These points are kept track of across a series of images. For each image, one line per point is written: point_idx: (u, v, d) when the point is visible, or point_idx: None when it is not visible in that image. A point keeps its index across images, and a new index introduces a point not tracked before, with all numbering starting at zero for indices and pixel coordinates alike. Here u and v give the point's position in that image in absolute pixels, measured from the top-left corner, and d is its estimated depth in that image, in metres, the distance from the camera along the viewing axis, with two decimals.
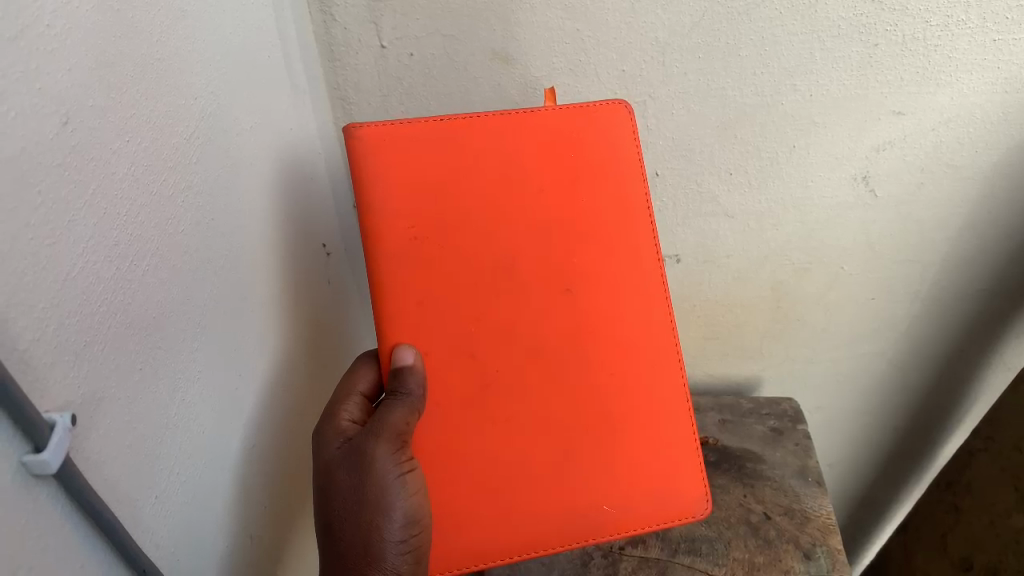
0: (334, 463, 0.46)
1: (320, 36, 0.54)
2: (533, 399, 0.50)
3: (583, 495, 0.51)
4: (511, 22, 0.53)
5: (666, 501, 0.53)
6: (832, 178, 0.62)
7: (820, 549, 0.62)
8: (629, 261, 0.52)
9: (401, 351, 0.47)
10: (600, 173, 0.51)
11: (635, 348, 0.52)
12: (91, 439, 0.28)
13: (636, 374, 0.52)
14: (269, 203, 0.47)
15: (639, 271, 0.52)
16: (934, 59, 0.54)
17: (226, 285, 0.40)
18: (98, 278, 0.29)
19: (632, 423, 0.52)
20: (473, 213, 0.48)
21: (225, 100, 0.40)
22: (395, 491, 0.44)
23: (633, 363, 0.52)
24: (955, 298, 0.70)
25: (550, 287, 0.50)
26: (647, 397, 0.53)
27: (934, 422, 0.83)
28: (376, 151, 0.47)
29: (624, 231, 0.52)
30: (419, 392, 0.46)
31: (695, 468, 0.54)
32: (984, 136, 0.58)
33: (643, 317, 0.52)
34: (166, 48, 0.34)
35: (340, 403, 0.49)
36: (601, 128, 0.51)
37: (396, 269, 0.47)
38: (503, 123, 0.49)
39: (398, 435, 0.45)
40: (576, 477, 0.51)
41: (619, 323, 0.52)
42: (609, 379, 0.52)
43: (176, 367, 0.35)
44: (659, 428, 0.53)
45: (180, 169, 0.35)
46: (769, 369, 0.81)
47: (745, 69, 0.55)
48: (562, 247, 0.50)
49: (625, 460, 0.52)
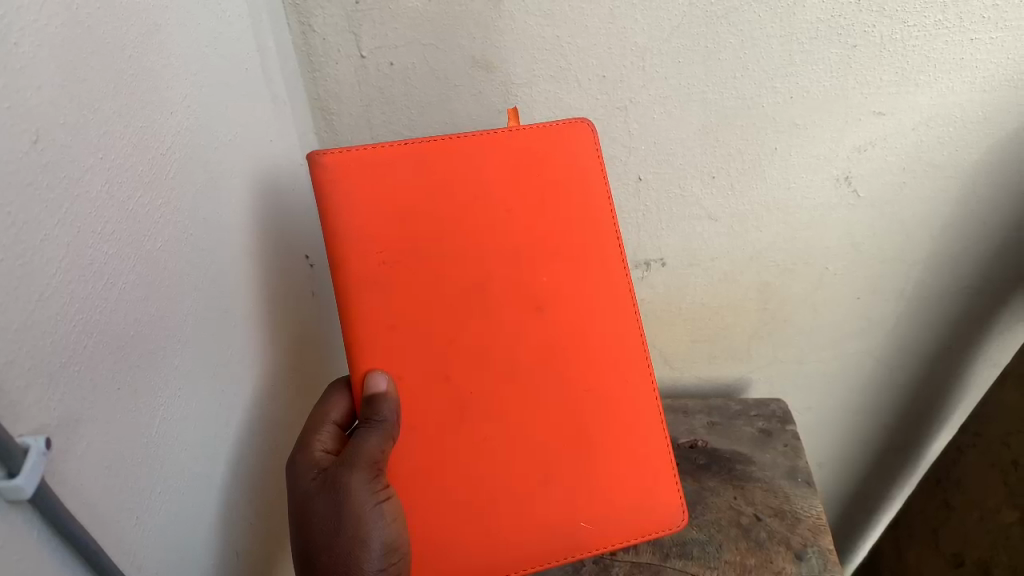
0: (309, 493, 0.45)
1: (300, 47, 0.54)
2: (510, 419, 0.50)
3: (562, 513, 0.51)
4: (491, 30, 0.53)
5: (644, 514, 0.53)
6: (816, 178, 0.63)
7: (811, 549, 0.62)
8: (600, 277, 0.52)
9: (374, 378, 0.47)
10: (569, 191, 0.51)
11: (608, 363, 0.52)
12: (68, 462, 0.28)
13: (612, 388, 0.52)
14: (248, 216, 0.46)
15: (611, 286, 0.52)
16: (913, 58, 0.55)
17: (206, 300, 0.40)
18: (72, 301, 0.28)
19: (607, 439, 0.52)
20: (442, 236, 0.48)
21: (202, 114, 0.40)
22: (372, 520, 0.44)
23: (608, 377, 0.52)
24: (942, 296, 0.71)
25: (523, 306, 0.50)
26: (621, 412, 0.53)
27: (923, 418, 0.84)
28: (341, 178, 0.46)
29: (592, 247, 0.52)
30: (393, 419, 0.46)
31: (671, 480, 0.54)
32: (965, 134, 0.59)
33: (616, 332, 0.52)
34: (141, 63, 0.34)
35: (312, 433, 0.48)
36: (567, 146, 0.51)
37: (366, 295, 0.47)
38: (469, 144, 0.49)
39: (373, 463, 0.45)
40: (555, 493, 0.51)
41: (592, 339, 0.52)
42: (582, 397, 0.51)
43: (155, 386, 0.34)
44: (634, 442, 0.53)
45: (156, 184, 0.35)
46: (757, 370, 0.81)
47: (725, 72, 0.55)
48: (531, 265, 0.50)
49: (604, 473, 0.52)
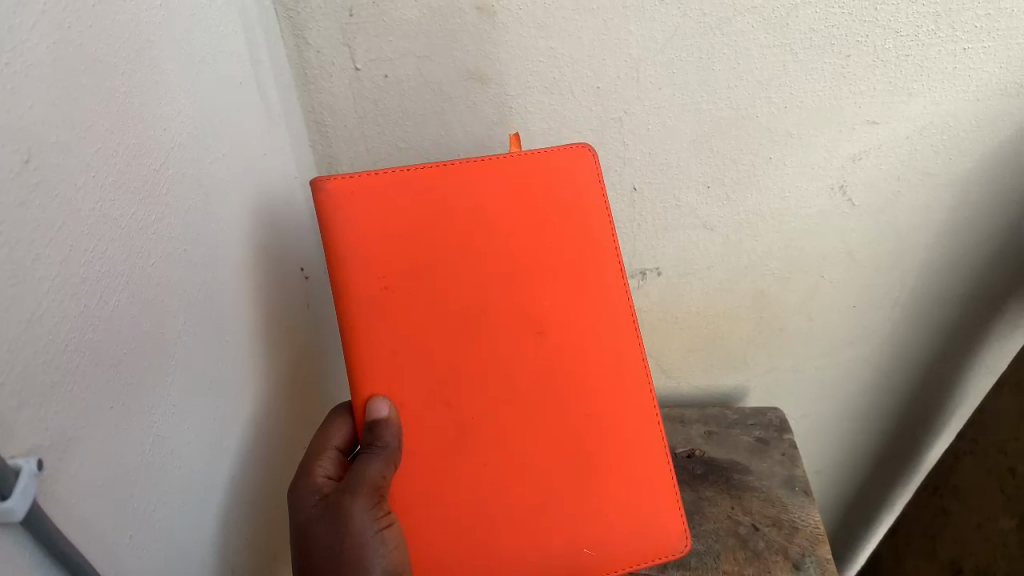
0: (311, 519, 0.45)
1: (294, 60, 0.54)
2: (510, 442, 0.50)
3: (563, 537, 0.50)
4: (486, 43, 0.53)
5: (646, 538, 0.53)
6: (810, 188, 0.63)
7: (808, 559, 0.63)
8: (600, 299, 0.52)
9: (376, 404, 0.47)
10: (569, 213, 0.51)
11: (608, 385, 0.52)
12: (61, 481, 0.28)
13: (613, 411, 0.52)
14: (243, 230, 0.46)
15: (610, 308, 0.52)
16: (906, 68, 0.55)
17: (200, 315, 0.40)
18: (65, 319, 0.28)
19: (608, 461, 0.52)
20: (441, 260, 0.48)
21: (195, 129, 0.40)
22: (373, 546, 0.44)
23: (609, 400, 0.52)
24: (937, 303, 0.71)
25: (522, 328, 0.50)
26: (622, 433, 0.52)
27: (920, 425, 0.84)
28: (342, 204, 0.47)
29: (592, 269, 0.52)
30: (395, 445, 0.46)
31: (673, 503, 0.54)
32: (958, 142, 0.59)
33: (616, 353, 0.52)
34: (133, 80, 0.34)
35: (314, 459, 0.48)
36: (565, 166, 0.51)
37: (367, 319, 0.47)
38: (468, 168, 0.49)
39: (375, 489, 0.45)
40: (556, 516, 0.50)
41: (593, 360, 0.52)
42: (582, 420, 0.51)
43: (149, 402, 0.34)
44: (635, 465, 0.53)
45: (150, 202, 0.35)
46: (755, 378, 0.81)
47: (719, 83, 0.55)
48: (530, 288, 0.50)
49: (605, 494, 0.52)
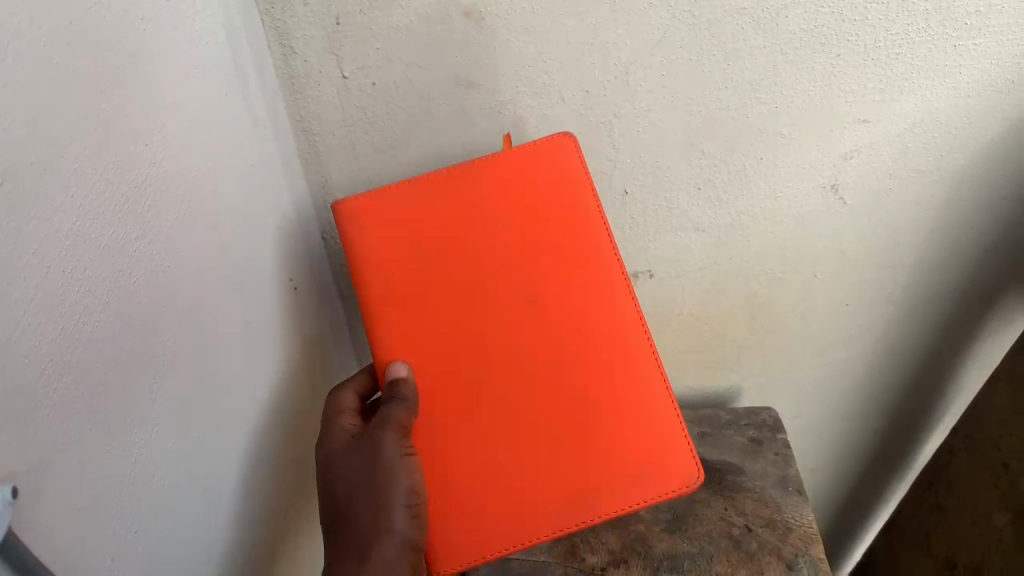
0: (341, 452, 0.51)
1: (280, 69, 0.53)
2: (518, 399, 0.53)
3: (575, 483, 0.52)
4: (475, 49, 0.53)
5: (654, 474, 0.53)
6: (802, 187, 0.63)
7: (802, 560, 0.63)
8: (589, 257, 0.54)
9: (396, 365, 0.52)
10: (551, 183, 0.54)
11: (602, 334, 0.53)
12: (37, 505, 0.28)
13: (609, 359, 0.53)
14: (230, 241, 0.46)
15: (599, 265, 0.54)
16: (896, 67, 0.55)
17: (185, 328, 0.39)
18: (42, 342, 0.28)
19: (612, 402, 0.53)
20: (442, 245, 0.53)
21: (178, 143, 0.40)
22: (400, 474, 0.49)
23: (605, 350, 0.53)
24: (929, 300, 0.71)
25: (521, 313, 0.53)
26: (621, 376, 0.53)
27: (914, 422, 0.84)
28: (354, 214, 0.53)
29: (578, 230, 0.54)
30: (415, 397, 0.51)
31: (681, 440, 0.54)
32: (950, 139, 0.59)
33: (606, 305, 0.54)
34: (112, 98, 0.34)
35: (337, 409, 0.55)
36: (547, 151, 0.54)
37: (383, 302, 0.53)
38: (460, 167, 0.53)
39: (403, 427, 0.50)
40: (567, 468, 0.52)
41: (585, 313, 0.53)
42: (581, 369, 0.53)
43: (132, 418, 0.34)
44: (637, 401, 0.54)
45: (131, 220, 0.35)
46: (748, 378, 0.81)
47: (709, 84, 0.55)
48: (524, 257, 0.53)
49: (613, 434, 0.53)
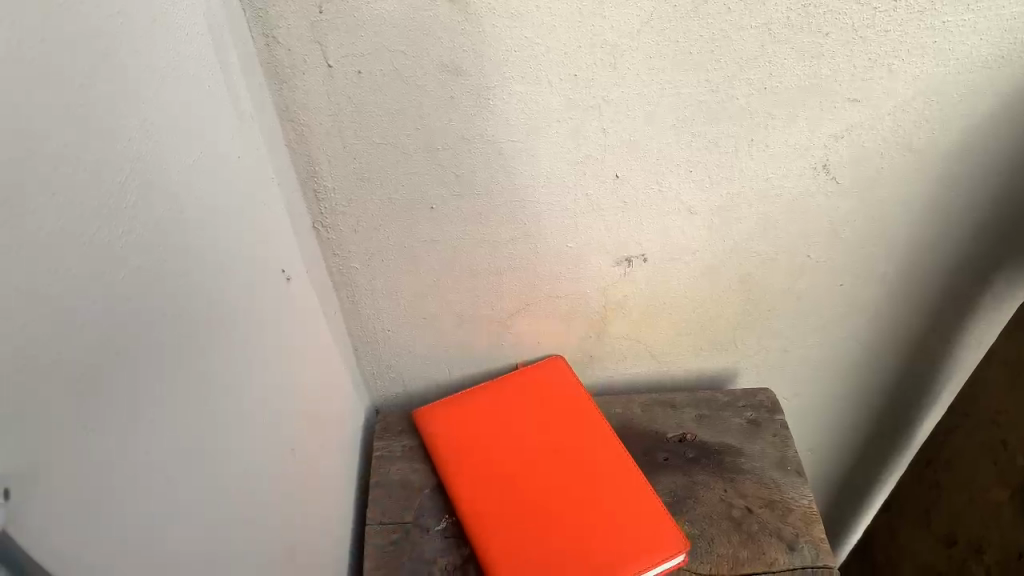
0: None
1: (266, 59, 0.53)
2: (547, 520, 0.64)
3: (592, 546, 0.62)
4: (460, 34, 0.53)
5: (655, 547, 0.62)
6: (794, 168, 0.62)
7: (803, 540, 0.64)
8: (586, 420, 0.72)
9: None
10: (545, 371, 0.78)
11: (600, 456, 0.69)
12: (34, 506, 0.27)
13: (610, 473, 0.67)
14: (219, 236, 0.45)
15: (592, 421, 0.73)
16: (885, 45, 0.54)
17: (176, 325, 0.39)
18: (30, 340, 0.28)
19: (619, 519, 0.64)
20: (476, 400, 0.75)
21: (162, 137, 0.39)
22: None
23: (605, 471, 0.68)
24: (922, 278, 0.71)
25: (534, 398, 0.74)
26: (622, 499, 0.65)
27: (911, 399, 0.84)
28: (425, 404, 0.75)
29: (572, 394, 0.75)
30: None
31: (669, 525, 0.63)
32: (940, 115, 0.59)
33: (601, 439, 0.71)
34: (93, 91, 0.33)
35: None
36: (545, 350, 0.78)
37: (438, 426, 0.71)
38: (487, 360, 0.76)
39: None
40: (584, 524, 0.63)
41: (585, 440, 0.71)
42: (591, 492, 0.66)
43: (125, 416, 0.34)
44: (637, 522, 0.63)
45: (117, 214, 0.34)
46: (745, 360, 0.81)
47: (698, 65, 0.55)
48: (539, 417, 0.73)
49: (623, 539, 0.62)
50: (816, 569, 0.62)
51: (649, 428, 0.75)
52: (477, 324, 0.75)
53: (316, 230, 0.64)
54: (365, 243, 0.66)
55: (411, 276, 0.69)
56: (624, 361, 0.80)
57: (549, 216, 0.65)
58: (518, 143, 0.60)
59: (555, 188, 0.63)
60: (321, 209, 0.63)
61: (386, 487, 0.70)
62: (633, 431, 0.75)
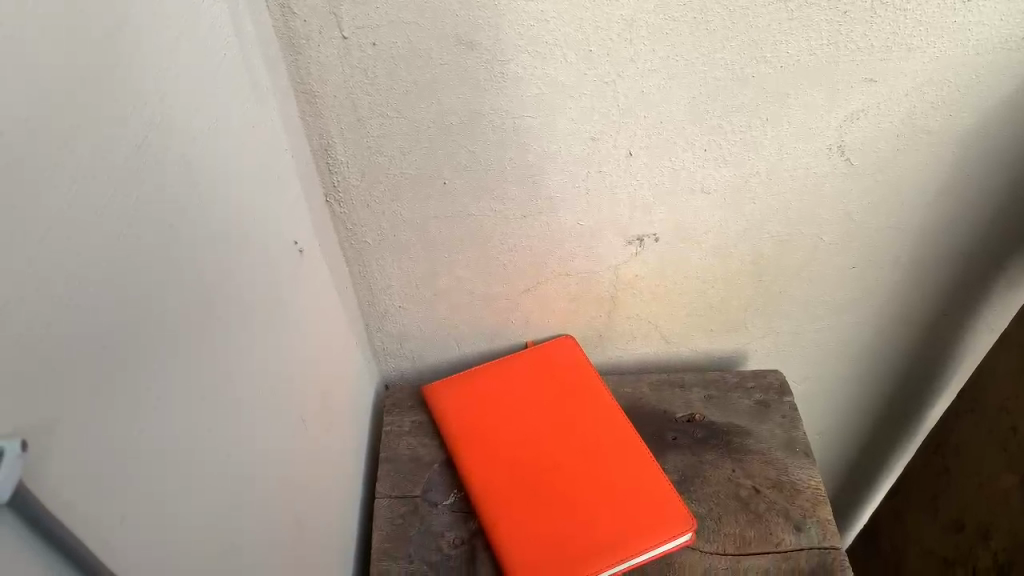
0: None
1: (281, 30, 0.53)
2: (555, 498, 0.64)
3: (598, 525, 0.62)
4: (476, 7, 0.52)
5: (662, 526, 0.62)
6: (808, 149, 0.62)
7: (810, 520, 0.64)
8: (596, 400, 0.72)
9: None
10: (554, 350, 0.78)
11: (607, 435, 0.69)
12: (47, 461, 0.27)
13: (618, 453, 0.68)
14: (232, 206, 0.45)
15: (601, 400, 0.73)
16: (904, 24, 0.54)
17: (188, 291, 0.39)
18: (46, 301, 0.28)
19: (626, 498, 0.64)
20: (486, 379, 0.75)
21: (177, 103, 0.39)
22: None
23: (613, 450, 0.68)
24: (935, 262, 0.71)
25: (544, 377, 0.74)
26: (629, 479, 0.65)
27: (921, 384, 0.84)
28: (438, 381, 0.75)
29: (582, 373, 0.75)
30: None
31: (677, 506, 0.63)
32: (957, 97, 0.58)
33: (609, 417, 0.71)
34: (110, 54, 0.33)
35: None
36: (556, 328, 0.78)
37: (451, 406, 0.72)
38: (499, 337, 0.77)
39: None
40: (590, 503, 0.63)
41: (593, 419, 0.71)
42: (598, 472, 0.66)
43: (137, 379, 0.34)
44: (645, 502, 0.63)
45: (132, 178, 0.34)
46: (755, 342, 0.81)
47: (713, 43, 0.54)
48: (549, 397, 0.73)
49: (629, 519, 0.62)
50: (823, 549, 0.62)
51: (657, 408, 0.75)
52: (487, 301, 0.75)
53: (328, 204, 0.64)
54: (377, 218, 0.66)
55: (423, 252, 0.69)
56: (634, 340, 0.80)
57: (562, 192, 0.65)
58: (532, 119, 0.59)
59: (568, 165, 0.63)
60: (334, 183, 0.63)
61: (394, 461, 0.70)
62: (641, 410, 0.75)
